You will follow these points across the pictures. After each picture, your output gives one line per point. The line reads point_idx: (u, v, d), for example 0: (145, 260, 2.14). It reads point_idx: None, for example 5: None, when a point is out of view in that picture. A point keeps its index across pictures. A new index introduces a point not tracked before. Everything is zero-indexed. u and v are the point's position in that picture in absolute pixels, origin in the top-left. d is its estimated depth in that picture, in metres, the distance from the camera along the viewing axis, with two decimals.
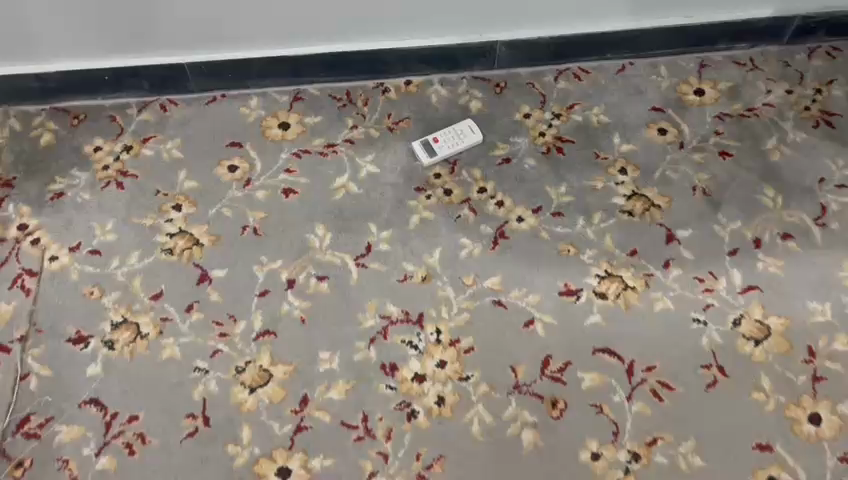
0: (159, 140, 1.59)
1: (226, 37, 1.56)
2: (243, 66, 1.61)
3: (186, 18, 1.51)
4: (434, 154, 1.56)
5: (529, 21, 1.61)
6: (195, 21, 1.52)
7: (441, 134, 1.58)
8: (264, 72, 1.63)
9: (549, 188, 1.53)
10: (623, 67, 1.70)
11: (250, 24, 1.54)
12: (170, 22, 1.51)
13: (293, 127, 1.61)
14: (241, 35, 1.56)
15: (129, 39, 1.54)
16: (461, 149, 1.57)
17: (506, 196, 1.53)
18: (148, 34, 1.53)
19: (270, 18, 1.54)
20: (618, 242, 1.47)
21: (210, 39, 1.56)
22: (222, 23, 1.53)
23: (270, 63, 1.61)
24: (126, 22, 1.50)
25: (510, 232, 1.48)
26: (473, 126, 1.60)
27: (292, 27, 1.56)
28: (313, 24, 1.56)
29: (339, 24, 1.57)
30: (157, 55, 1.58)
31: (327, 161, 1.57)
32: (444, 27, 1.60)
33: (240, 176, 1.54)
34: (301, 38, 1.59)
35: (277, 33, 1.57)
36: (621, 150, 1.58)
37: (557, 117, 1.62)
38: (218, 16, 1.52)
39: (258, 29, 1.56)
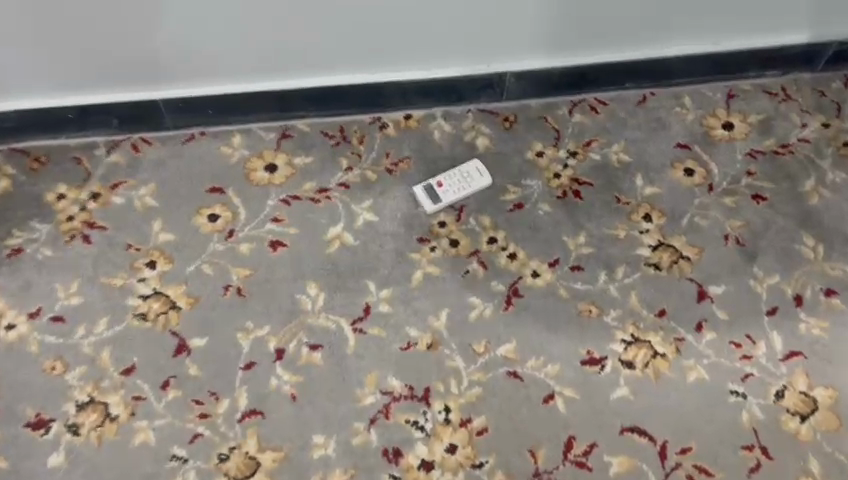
0: (131, 185, 1.42)
1: (205, 71, 1.40)
2: (224, 102, 1.44)
3: (161, 50, 1.35)
4: (438, 201, 1.40)
5: (541, 50, 1.46)
6: (170, 54, 1.36)
7: (446, 177, 1.42)
8: (248, 107, 1.46)
9: (566, 238, 1.38)
10: (643, 98, 1.54)
11: (232, 57, 1.38)
12: (142, 54, 1.35)
13: (280, 169, 1.45)
14: (221, 68, 1.40)
15: (96, 73, 1.37)
16: (468, 195, 1.42)
17: (519, 247, 1.37)
18: (118, 68, 1.37)
19: (256, 50, 1.38)
20: (645, 300, 1.32)
21: (187, 72, 1.39)
22: (200, 55, 1.37)
23: (254, 97, 1.45)
24: (95, 53, 1.34)
25: (524, 289, 1.33)
26: (481, 168, 1.44)
27: (278, 59, 1.40)
28: (302, 56, 1.40)
29: (332, 56, 1.41)
30: (127, 90, 1.41)
31: (319, 208, 1.41)
32: (448, 57, 1.44)
33: (222, 227, 1.38)
34: (288, 71, 1.42)
35: (263, 66, 1.41)
36: (645, 193, 1.43)
37: (573, 155, 1.47)
38: (196, 49, 1.35)
39: (241, 62, 1.39)
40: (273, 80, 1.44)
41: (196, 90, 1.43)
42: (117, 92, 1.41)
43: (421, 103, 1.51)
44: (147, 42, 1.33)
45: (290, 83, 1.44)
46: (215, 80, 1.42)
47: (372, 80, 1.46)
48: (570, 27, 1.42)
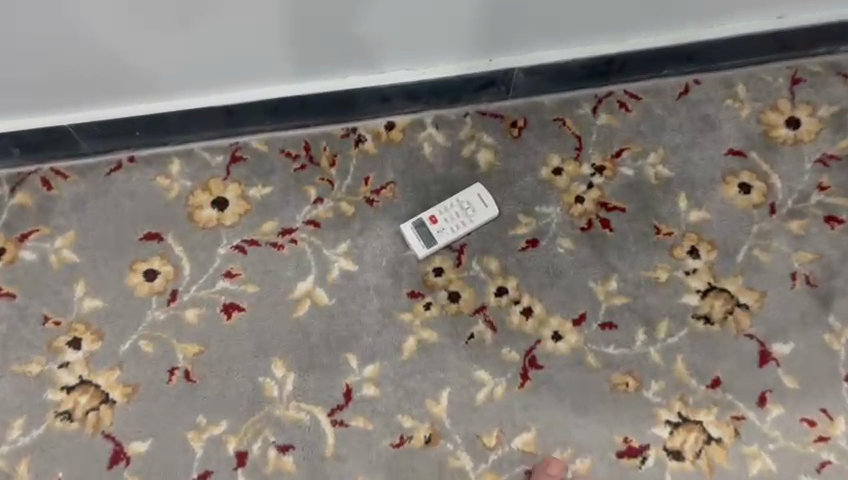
0: (44, 235, 1.12)
1: (123, 88, 1.08)
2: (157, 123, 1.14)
3: (61, 72, 1.02)
4: (430, 241, 1.11)
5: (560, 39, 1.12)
6: (75, 75, 1.03)
7: (440, 209, 1.13)
8: (187, 125, 1.15)
9: (594, 285, 1.10)
10: (686, 88, 1.22)
11: (160, 73, 1.06)
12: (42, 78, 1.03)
13: (232, 205, 1.15)
14: (150, 86, 1.08)
15: None
16: (467, 232, 1.13)
17: (535, 300, 1.10)
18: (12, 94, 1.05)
19: (191, 64, 1.05)
20: (694, 367, 1.06)
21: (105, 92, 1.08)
22: (115, 74, 1.04)
23: (195, 115, 1.13)
24: None
25: (542, 357, 1.07)
26: (484, 196, 1.14)
27: (222, 72, 1.08)
28: (251, 65, 1.08)
29: (287, 62, 1.08)
30: (28, 116, 1.10)
31: (282, 256, 1.12)
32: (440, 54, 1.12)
33: (162, 287, 1.10)
34: (233, 82, 1.10)
35: (199, 78, 1.08)
36: (690, 220, 1.14)
37: (599, 172, 1.17)
38: (105, 65, 1.02)
39: (173, 77, 1.07)
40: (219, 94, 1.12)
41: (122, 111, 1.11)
42: (17, 120, 1.10)
43: (406, 107, 1.19)
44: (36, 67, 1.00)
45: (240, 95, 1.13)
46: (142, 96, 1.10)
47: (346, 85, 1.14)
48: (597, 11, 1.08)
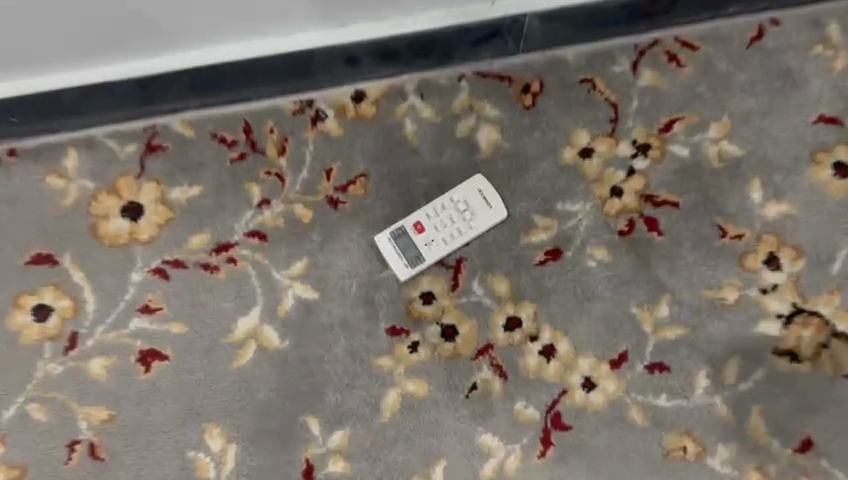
0: None
1: None
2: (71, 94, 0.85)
3: None
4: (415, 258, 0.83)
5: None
6: None
7: (427, 214, 0.84)
8: (89, 102, 0.86)
9: (637, 311, 0.82)
10: (759, 33, 0.90)
11: (37, 36, 0.77)
12: None
13: (149, 212, 0.86)
14: (27, 52, 0.79)
15: None
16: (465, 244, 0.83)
17: (559, 334, 0.81)
18: None
19: (78, 22, 0.76)
20: (775, 423, 0.78)
21: None
22: None
23: (97, 88, 0.85)
24: None
25: (570, 414, 0.79)
26: (487, 192, 0.85)
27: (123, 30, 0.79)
28: (163, 23, 0.79)
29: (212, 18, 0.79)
30: None
31: (217, 283, 0.83)
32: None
33: (56, 329, 0.82)
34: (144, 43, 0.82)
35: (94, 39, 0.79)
36: (767, 217, 0.84)
37: (641, 153, 0.87)
38: None
39: (57, 40, 0.78)
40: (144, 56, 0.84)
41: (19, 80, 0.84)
42: None
43: (377, 70, 0.89)
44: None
45: (168, 59, 0.84)
46: (48, 59, 0.81)
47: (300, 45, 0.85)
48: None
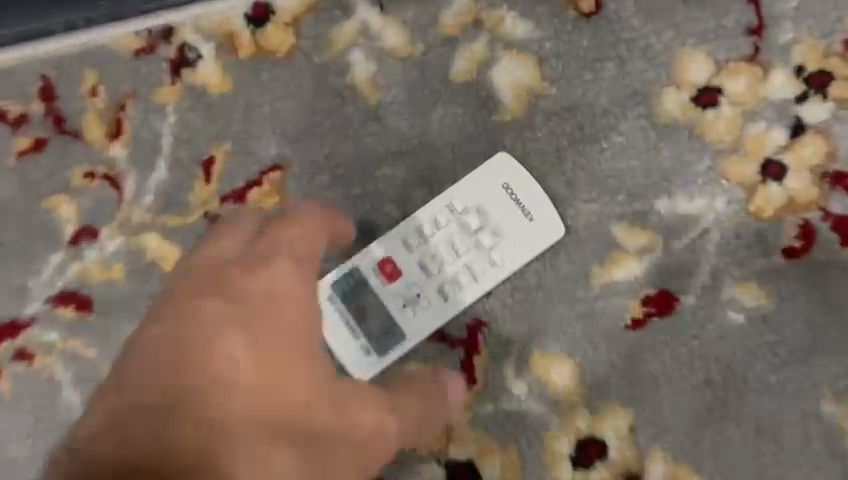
0: None
1: None
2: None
3: None
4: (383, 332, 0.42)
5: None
6: None
7: (406, 241, 0.43)
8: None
9: (836, 411, 0.41)
10: None
11: None
12: None
13: None
14: None
15: None
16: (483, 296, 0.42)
17: (681, 470, 0.41)
18: None
19: None
20: None
21: None
22: None
23: None
24: None
25: None
26: (522, 190, 0.43)
27: None
28: None
29: None
30: None
31: (2, 409, 0.43)
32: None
33: None
34: None
35: None
36: None
37: (817, 90, 0.44)
38: None
39: None
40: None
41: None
42: None
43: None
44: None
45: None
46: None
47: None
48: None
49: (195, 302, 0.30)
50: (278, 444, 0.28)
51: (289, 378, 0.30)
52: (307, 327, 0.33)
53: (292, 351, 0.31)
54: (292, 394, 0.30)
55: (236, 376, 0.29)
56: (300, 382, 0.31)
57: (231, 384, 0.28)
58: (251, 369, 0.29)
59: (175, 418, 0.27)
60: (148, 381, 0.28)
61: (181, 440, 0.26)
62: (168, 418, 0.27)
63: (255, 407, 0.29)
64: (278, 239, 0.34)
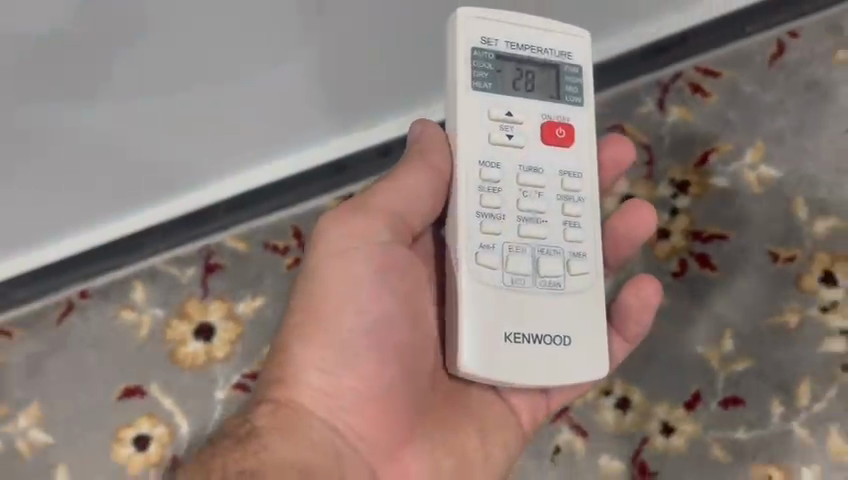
0: (3, 415, 0.91)
1: (54, 221, 0.86)
2: (21, 158, 0.75)
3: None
4: (462, 136, 0.59)
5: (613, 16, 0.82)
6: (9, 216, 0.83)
7: (581, 168, 0.62)
8: (148, 216, 0.90)
9: (703, 350, 0.84)
10: (780, 49, 0.89)
11: (94, 198, 0.85)
12: None
13: (220, 330, 0.90)
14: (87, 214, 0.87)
15: None
16: (482, 250, 0.59)
17: (631, 385, 0.84)
18: None
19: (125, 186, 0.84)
20: None
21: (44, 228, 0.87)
22: (45, 217, 0.85)
23: (162, 225, 0.90)
24: None
25: (655, 461, 0.82)
26: (576, 325, 0.60)
27: (179, 182, 0.86)
28: (209, 165, 0.85)
29: (244, 151, 0.85)
30: None
31: None
32: None
33: (157, 455, 0.88)
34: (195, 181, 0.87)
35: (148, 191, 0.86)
36: (816, 234, 0.85)
37: (683, 190, 0.88)
38: (49, 204, 0.83)
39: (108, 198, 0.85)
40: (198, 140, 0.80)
41: (113, 219, 0.89)
42: None
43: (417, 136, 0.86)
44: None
45: (232, 155, 0.85)
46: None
47: (321, 155, 0.88)
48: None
49: (323, 296, 0.59)
50: (343, 313, 0.58)
51: (352, 301, 0.58)
52: (360, 287, 0.58)
53: (356, 296, 0.58)
54: (353, 296, 0.58)
55: (336, 311, 0.58)
56: (358, 302, 0.58)
57: (334, 315, 0.58)
58: (341, 310, 0.58)
59: (310, 344, 0.58)
60: (315, 335, 0.58)
61: (253, 455, 0.53)
62: (313, 346, 0.58)
63: (338, 316, 0.58)
64: (373, 229, 0.59)
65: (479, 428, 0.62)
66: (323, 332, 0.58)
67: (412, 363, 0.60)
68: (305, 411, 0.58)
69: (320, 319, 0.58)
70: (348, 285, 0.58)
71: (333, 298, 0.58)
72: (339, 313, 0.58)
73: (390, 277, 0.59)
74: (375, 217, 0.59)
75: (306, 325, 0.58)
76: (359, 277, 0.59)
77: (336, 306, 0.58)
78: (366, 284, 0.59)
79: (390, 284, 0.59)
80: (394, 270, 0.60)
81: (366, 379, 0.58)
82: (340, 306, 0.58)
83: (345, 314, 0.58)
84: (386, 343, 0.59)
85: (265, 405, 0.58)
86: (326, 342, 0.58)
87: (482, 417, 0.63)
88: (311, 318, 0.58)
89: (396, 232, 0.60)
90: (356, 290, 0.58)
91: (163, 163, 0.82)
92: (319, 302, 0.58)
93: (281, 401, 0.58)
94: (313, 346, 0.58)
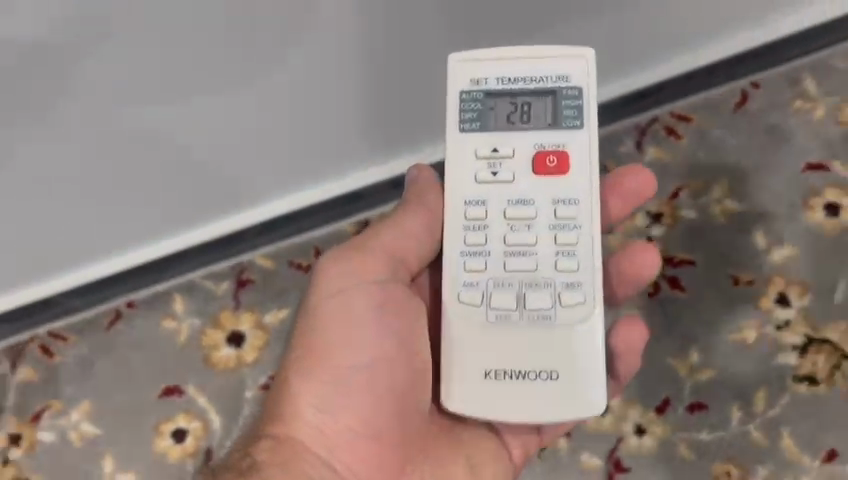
0: (56, 411, 1.03)
1: (98, 244, 0.97)
2: (54, 184, 0.84)
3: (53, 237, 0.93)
4: (452, 178, 0.67)
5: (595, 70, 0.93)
6: (62, 240, 0.94)
7: (578, 197, 0.66)
8: (177, 239, 1.01)
9: (673, 361, 0.96)
10: (743, 98, 1.02)
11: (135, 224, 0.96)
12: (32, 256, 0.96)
13: (249, 338, 1.03)
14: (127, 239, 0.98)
15: None
16: (467, 287, 0.66)
17: None
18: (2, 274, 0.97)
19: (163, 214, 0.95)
20: (805, 440, 0.92)
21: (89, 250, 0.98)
22: (91, 241, 0.96)
23: (195, 246, 1.02)
24: None
25: (628, 458, 0.94)
26: (564, 361, 0.64)
27: (208, 210, 0.97)
28: (235, 195, 0.95)
29: (266, 182, 0.95)
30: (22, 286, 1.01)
31: None
32: None
33: (192, 446, 1.00)
34: (223, 209, 0.98)
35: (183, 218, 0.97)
36: (773, 261, 0.97)
37: (658, 220, 1.00)
38: (96, 230, 0.94)
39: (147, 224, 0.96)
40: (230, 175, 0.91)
41: (150, 243, 1.00)
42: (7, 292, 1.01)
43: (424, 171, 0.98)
44: (31, 192, 0.84)
45: (257, 189, 0.95)
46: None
47: (339, 186, 0.99)
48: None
49: (320, 338, 0.68)
50: (335, 352, 0.67)
51: (343, 341, 0.67)
52: (350, 328, 0.68)
53: (347, 337, 0.68)
54: (344, 336, 0.68)
55: (330, 350, 0.67)
56: (349, 343, 0.67)
57: (329, 354, 0.67)
58: (334, 350, 0.67)
59: (307, 381, 0.67)
60: (312, 373, 0.67)
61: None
62: (311, 382, 0.67)
63: (332, 354, 0.67)
64: (361, 275, 0.69)
65: (467, 458, 0.71)
66: (319, 369, 0.67)
67: (399, 398, 0.68)
68: (302, 444, 0.67)
69: (316, 358, 0.67)
70: (340, 327, 0.68)
71: (327, 338, 0.68)
72: (332, 352, 0.67)
73: (378, 320, 0.68)
74: (362, 265, 0.69)
75: (305, 364, 0.67)
76: (349, 320, 0.68)
77: (330, 346, 0.67)
78: (357, 326, 0.68)
79: (378, 324, 0.68)
80: (382, 311, 0.68)
81: (360, 418, 0.68)
82: (334, 345, 0.67)
83: (338, 354, 0.67)
84: (374, 379, 0.68)
85: (268, 439, 0.67)
86: (321, 378, 0.67)
87: (470, 447, 0.72)
88: (308, 357, 0.67)
89: (383, 275, 0.70)
90: (347, 331, 0.68)
91: (199, 194, 0.93)
92: (316, 345, 0.68)
93: (282, 435, 0.67)
94: (310, 382, 0.67)
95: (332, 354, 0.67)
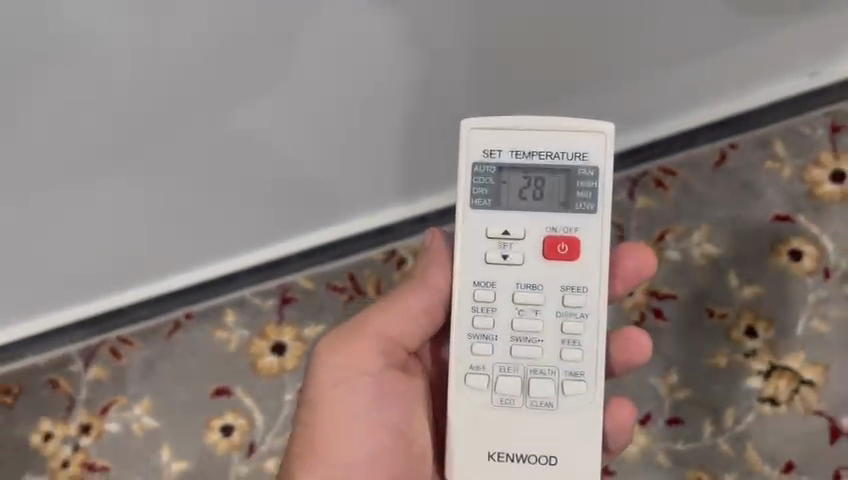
0: (122, 405, 1.19)
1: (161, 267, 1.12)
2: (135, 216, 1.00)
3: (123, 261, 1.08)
4: (461, 259, 0.72)
5: None
6: (130, 263, 1.09)
7: (586, 284, 0.70)
8: (226, 264, 1.15)
9: (656, 380, 1.11)
10: (722, 157, 1.17)
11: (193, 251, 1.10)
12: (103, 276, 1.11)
13: (290, 348, 1.19)
14: (185, 263, 1.12)
15: (51, 299, 1.13)
16: (473, 370, 0.71)
17: None
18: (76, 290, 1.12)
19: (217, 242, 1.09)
20: (766, 452, 1.07)
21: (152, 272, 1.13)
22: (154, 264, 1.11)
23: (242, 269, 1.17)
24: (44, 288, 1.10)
25: (614, 462, 1.09)
26: (562, 448, 0.70)
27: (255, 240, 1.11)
28: (282, 227, 1.10)
29: (309, 218, 1.09)
30: (93, 300, 1.16)
31: None
32: None
33: (238, 440, 1.16)
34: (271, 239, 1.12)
35: (233, 247, 1.11)
36: (744, 299, 1.13)
37: None
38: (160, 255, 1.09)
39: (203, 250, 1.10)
40: (278, 211, 1.06)
41: (203, 267, 1.15)
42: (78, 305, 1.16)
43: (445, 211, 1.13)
44: (114, 224, 1.00)
45: (302, 224, 1.10)
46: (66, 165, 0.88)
47: (374, 221, 1.13)
48: (651, 57, 0.93)
49: (328, 408, 0.74)
50: (341, 424, 0.74)
51: (348, 412, 0.75)
52: (355, 401, 0.75)
53: (352, 409, 0.75)
54: (350, 408, 0.75)
55: (336, 422, 0.74)
56: (354, 414, 0.75)
57: (335, 426, 0.74)
58: (340, 421, 0.74)
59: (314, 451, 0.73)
60: (319, 443, 0.73)
61: None
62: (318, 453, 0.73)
63: (338, 426, 0.74)
64: (367, 352, 0.76)
65: None
66: (326, 439, 0.74)
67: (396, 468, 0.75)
68: None
69: (324, 430, 0.74)
70: (347, 398, 0.75)
71: (334, 409, 0.74)
72: (339, 423, 0.74)
73: (379, 394, 0.76)
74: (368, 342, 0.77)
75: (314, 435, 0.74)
76: (355, 393, 0.75)
77: (337, 418, 0.74)
78: (361, 399, 0.75)
79: (380, 396, 0.76)
80: (384, 386, 0.77)
81: None
82: (340, 417, 0.74)
83: (343, 426, 0.74)
84: (374, 448, 0.74)
85: None
86: (327, 449, 0.73)
87: None
88: (316, 428, 0.74)
89: (385, 352, 0.77)
90: (352, 404, 0.75)
91: (250, 228, 1.08)
92: (324, 416, 0.74)
93: None
94: (318, 451, 0.73)
95: (339, 425, 0.74)
